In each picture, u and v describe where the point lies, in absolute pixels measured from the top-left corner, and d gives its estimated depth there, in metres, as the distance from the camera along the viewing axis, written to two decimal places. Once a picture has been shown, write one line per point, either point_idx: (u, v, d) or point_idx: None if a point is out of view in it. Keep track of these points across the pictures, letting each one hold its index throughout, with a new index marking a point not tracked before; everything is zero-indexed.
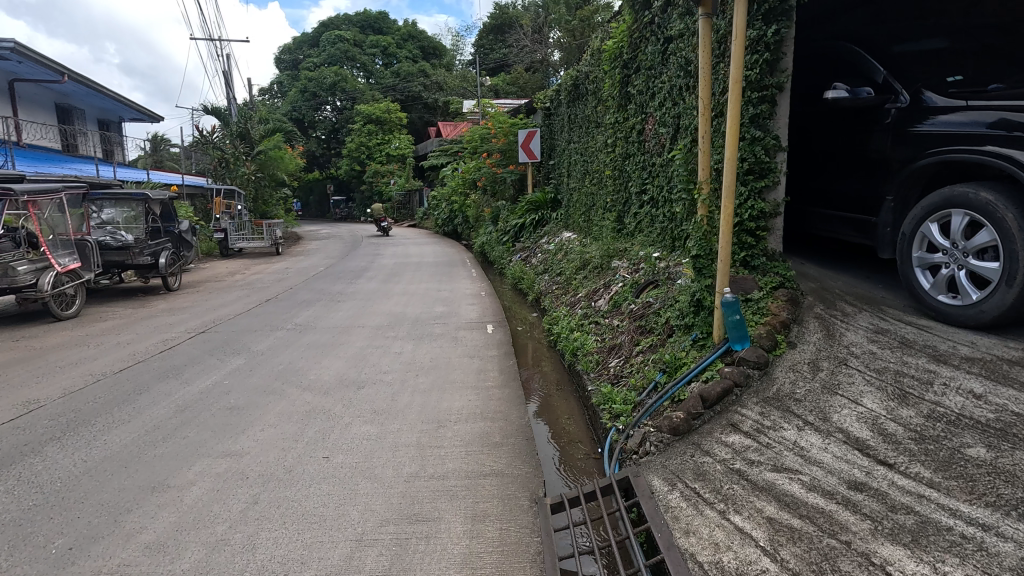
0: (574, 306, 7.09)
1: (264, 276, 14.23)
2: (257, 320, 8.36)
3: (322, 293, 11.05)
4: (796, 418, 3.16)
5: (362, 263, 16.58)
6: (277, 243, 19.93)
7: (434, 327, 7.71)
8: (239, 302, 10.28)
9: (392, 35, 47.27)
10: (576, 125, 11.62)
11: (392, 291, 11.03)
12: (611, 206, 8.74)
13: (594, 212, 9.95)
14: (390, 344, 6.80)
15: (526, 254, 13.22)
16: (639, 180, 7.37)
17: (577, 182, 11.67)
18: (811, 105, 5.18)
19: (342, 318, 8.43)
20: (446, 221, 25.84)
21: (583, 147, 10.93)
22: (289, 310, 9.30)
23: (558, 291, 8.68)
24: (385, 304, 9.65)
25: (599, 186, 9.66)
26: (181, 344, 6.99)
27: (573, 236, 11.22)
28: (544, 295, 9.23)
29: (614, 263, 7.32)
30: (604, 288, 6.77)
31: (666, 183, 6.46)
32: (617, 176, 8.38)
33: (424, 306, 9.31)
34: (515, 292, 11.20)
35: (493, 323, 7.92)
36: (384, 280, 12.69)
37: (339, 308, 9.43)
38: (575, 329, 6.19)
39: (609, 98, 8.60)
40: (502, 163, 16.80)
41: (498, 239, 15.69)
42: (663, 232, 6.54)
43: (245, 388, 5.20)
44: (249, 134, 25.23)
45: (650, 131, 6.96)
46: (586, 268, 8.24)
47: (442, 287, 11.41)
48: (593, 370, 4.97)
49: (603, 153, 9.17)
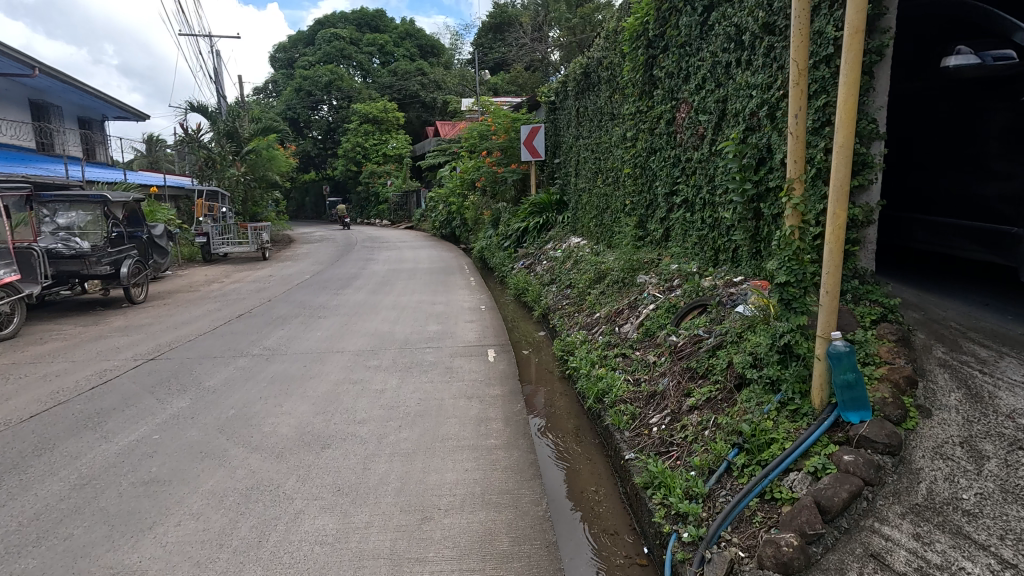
0: (590, 331, 5.93)
1: (244, 285, 13.09)
2: (220, 343, 7.18)
3: (303, 306, 9.91)
4: (981, 554, 2.02)
5: (353, 269, 15.46)
6: (263, 248, 18.79)
7: (426, 353, 6.54)
8: (207, 317, 9.11)
9: (389, 34, 46.13)
10: (586, 118, 10.46)
11: (381, 305, 9.83)
12: (632, 210, 7.58)
13: (610, 216, 8.79)
14: (370, 378, 5.63)
15: (531, 261, 12.05)
16: (670, 179, 6.23)
17: (587, 183, 10.56)
18: (922, 76, 4.06)
19: (319, 341, 7.25)
20: (444, 224, 24.66)
21: (595, 142, 9.78)
22: (261, 328, 8.13)
23: (571, 307, 7.52)
24: (371, 321, 8.47)
25: (616, 187, 8.48)
26: (120, 377, 5.81)
27: (584, 243, 10.06)
28: (553, 311, 8.07)
29: (639, 278, 6.17)
30: (630, 309, 5.62)
31: (708, 184, 5.32)
32: (640, 175, 7.22)
33: (415, 325, 8.13)
34: (518, 305, 10.04)
35: (495, 347, 6.75)
36: (374, 290, 11.53)
37: (317, 326, 8.24)
38: (597, 363, 5.02)
39: (629, 85, 7.44)
40: (503, 162, 15.66)
41: (499, 243, 14.52)
42: (705, 243, 5.40)
43: (175, 450, 4.04)
44: (238, 133, 23.93)
45: (685, 120, 5.81)
46: (605, 282, 7.08)
47: (437, 299, 10.24)
48: (628, 427, 3.81)
49: (621, 150, 8.01)
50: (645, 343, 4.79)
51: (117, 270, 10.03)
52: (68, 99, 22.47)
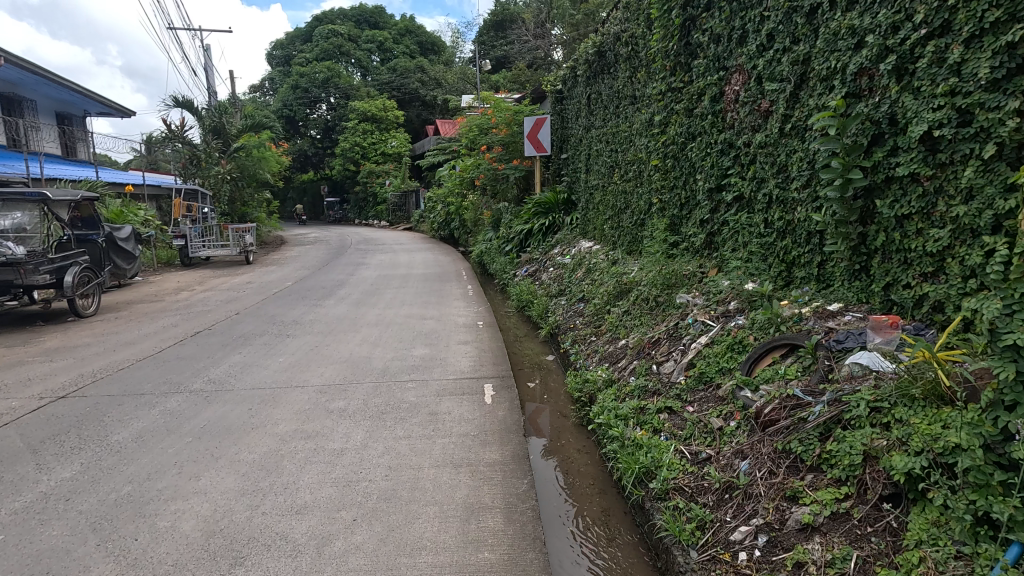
0: (618, 368, 4.61)
1: (216, 293, 11.77)
2: (155, 374, 5.84)
3: (274, 321, 8.60)
4: None
5: (341, 275, 14.18)
6: (247, 251, 17.49)
7: (408, 390, 5.21)
8: (158, 335, 7.78)
9: (388, 30, 44.94)
10: (600, 106, 9.15)
11: (364, 320, 8.51)
12: (662, 210, 6.28)
13: (630, 219, 7.48)
14: (330, 431, 4.29)
15: (535, 268, 10.73)
16: (715, 169, 4.91)
17: (601, 179, 9.28)
18: None
19: (277, 370, 5.93)
20: (443, 226, 23.36)
21: (610, 132, 8.50)
22: (214, 352, 6.79)
23: (587, 329, 6.19)
24: (348, 342, 7.15)
25: (638, 183, 7.16)
26: (5, 427, 4.48)
27: (599, 249, 8.74)
28: (564, 332, 6.77)
29: (676, 298, 4.84)
30: (673, 342, 4.29)
31: (777, 175, 4.00)
32: (671, 167, 5.92)
33: (399, 347, 6.80)
34: (521, 320, 8.71)
35: (492, 381, 5.42)
36: (359, 301, 10.21)
37: (282, 349, 6.92)
38: (632, 418, 3.68)
39: (657, 58, 6.13)
40: (504, 158, 14.25)
41: (500, 248, 13.17)
42: (774, 254, 4.09)
43: (8, 570, 2.70)
44: (225, 129, 22.50)
45: (741, 93, 4.49)
46: (628, 300, 5.75)
47: (428, 311, 8.93)
48: (694, 544, 2.49)
49: (646, 139, 6.70)
50: (702, 396, 3.48)
51: (59, 279, 8.71)
52: (43, 92, 21.24)
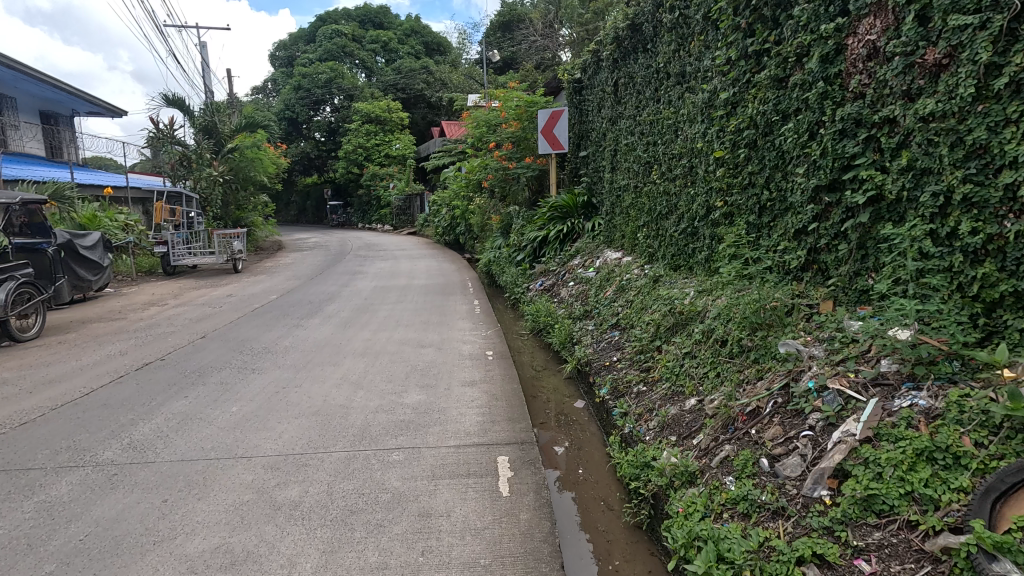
0: (696, 450, 3.14)
1: (189, 309, 10.39)
2: (58, 435, 4.41)
3: (243, 348, 7.20)
4: None
5: (335, 286, 12.80)
6: (234, 259, 16.05)
7: (393, 467, 3.78)
8: (97, 368, 6.38)
9: (394, 31, 43.84)
10: (632, 91, 7.75)
11: (350, 347, 7.08)
12: (729, 217, 4.84)
13: (677, 227, 6.06)
14: (269, 549, 2.88)
15: (553, 282, 9.29)
16: (824, 159, 3.46)
17: (631, 178, 7.90)
18: None
19: (221, 429, 4.49)
20: (449, 230, 21.95)
21: (647, 122, 7.08)
22: (153, 396, 5.36)
23: (631, 375, 4.73)
24: (325, 382, 5.72)
25: (688, 182, 5.75)
26: None
27: (634, 263, 7.31)
28: (597, 369, 5.38)
29: (774, 344, 3.38)
30: (788, 420, 2.81)
31: (964, 165, 2.56)
32: (744, 160, 4.48)
33: (389, 390, 5.37)
34: (539, 346, 7.32)
35: (508, 451, 3.98)
36: (347, 321, 8.76)
37: (240, 391, 5.48)
38: (752, 567, 2.17)
39: (723, 16, 4.71)
40: (515, 155, 12.76)
41: (510, 257, 11.75)
42: (953, 288, 2.64)
43: None
44: (217, 129, 21.20)
45: (880, 43, 3.05)
46: (692, 338, 4.29)
47: (428, 336, 7.49)
48: None
49: (703, 125, 5.27)
50: (883, 542, 2.02)
51: None
52: (24, 88, 20.06)
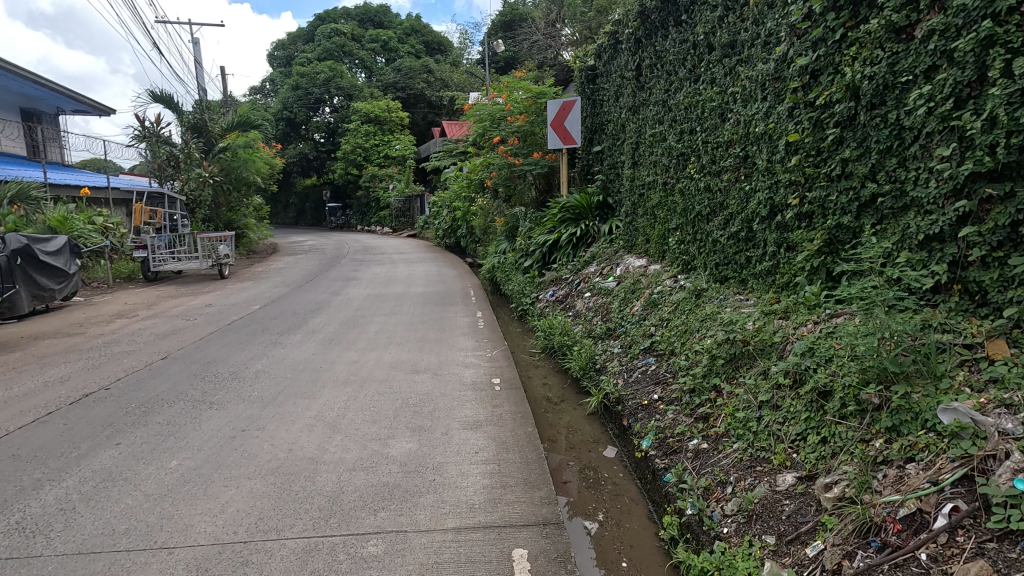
0: (820, 572, 2.08)
1: (160, 321, 9.33)
2: None
3: (205, 372, 6.13)
4: None
5: (325, 295, 11.74)
6: (220, 264, 15.01)
7: (367, 569, 2.72)
8: (24, 401, 5.31)
9: (394, 30, 42.96)
10: (661, 73, 6.71)
11: (332, 373, 5.99)
12: (807, 220, 3.78)
13: (726, 232, 5.00)
14: None
15: (566, 292, 8.22)
16: (988, 136, 2.44)
17: (657, 173, 6.87)
18: None
19: (147, 499, 3.41)
20: (449, 232, 20.88)
21: (682, 108, 6.02)
22: (76, 442, 4.30)
23: (683, 423, 3.66)
24: (295, 421, 4.66)
25: (741, 175, 4.71)
26: None
27: (664, 273, 6.28)
28: (632, 409, 4.33)
29: (920, 405, 2.33)
30: (994, 547, 1.76)
31: None
32: (834, 143, 3.43)
33: (371, 436, 4.31)
34: (554, 368, 6.28)
35: (526, 540, 2.94)
36: (333, 338, 7.68)
37: (187, 435, 4.40)
38: None
39: None
40: (521, 151, 11.58)
41: (516, 262, 10.69)
42: None
43: None
44: (206, 128, 20.18)
45: None
46: (771, 379, 3.23)
47: (423, 359, 6.40)
48: None
49: (767, 103, 4.21)
50: None
51: None
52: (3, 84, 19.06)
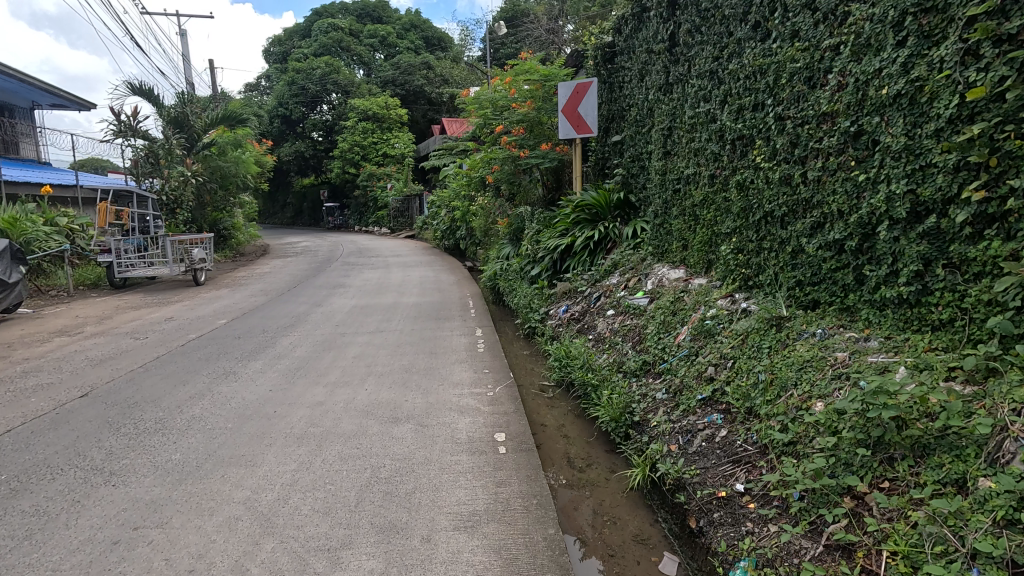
0: None
1: (104, 340, 7.95)
2: None
3: (121, 420, 4.73)
4: None
5: (305, 306, 10.33)
6: (195, 269, 13.58)
7: None
8: None
9: (393, 26, 41.59)
10: (709, 35, 5.28)
11: (286, 423, 4.58)
12: (1000, 226, 2.45)
13: (819, 240, 3.62)
14: None
15: (583, 308, 6.82)
16: None
17: (702, 162, 5.46)
18: None
19: None
20: (448, 234, 19.47)
21: (743, 76, 4.62)
22: None
23: (806, 555, 2.26)
24: (211, 511, 3.26)
25: (851, 157, 3.29)
26: None
27: (717, 289, 4.88)
28: (700, 503, 2.94)
29: None
30: None
31: None
32: None
33: (318, 543, 2.93)
34: (573, 411, 4.89)
35: None
36: (299, 366, 6.29)
37: (47, 541, 3.00)
38: None
39: None
40: (527, 143, 10.12)
41: (521, 269, 9.28)
42: None
43: None
44: (188, 122, 18.68)
45: None
46: (991, 506, 1.90)
47: (407, 401, 4.99)
48: None
49: (907, 49, 2.82)
50: None
51: None
52: None
